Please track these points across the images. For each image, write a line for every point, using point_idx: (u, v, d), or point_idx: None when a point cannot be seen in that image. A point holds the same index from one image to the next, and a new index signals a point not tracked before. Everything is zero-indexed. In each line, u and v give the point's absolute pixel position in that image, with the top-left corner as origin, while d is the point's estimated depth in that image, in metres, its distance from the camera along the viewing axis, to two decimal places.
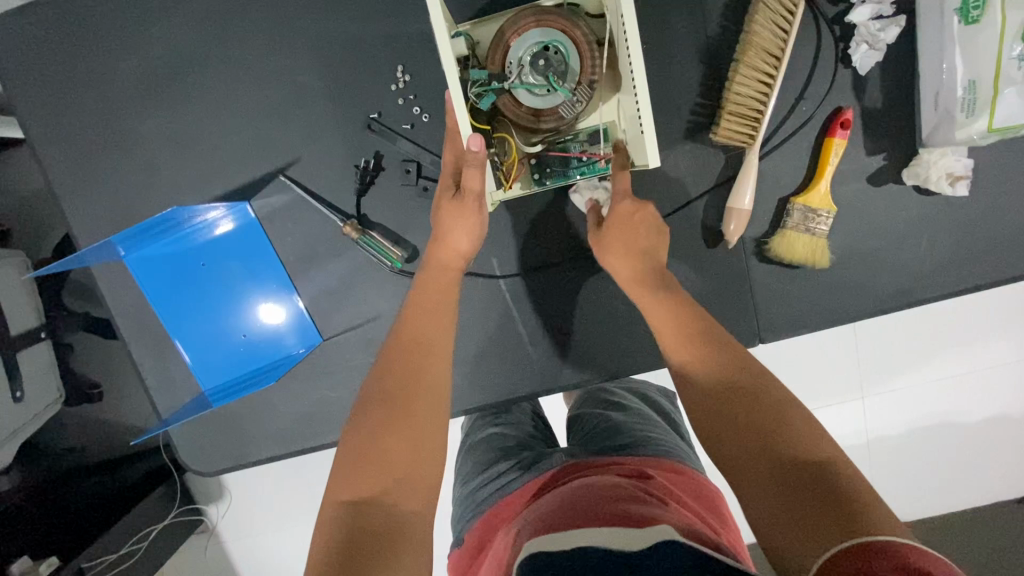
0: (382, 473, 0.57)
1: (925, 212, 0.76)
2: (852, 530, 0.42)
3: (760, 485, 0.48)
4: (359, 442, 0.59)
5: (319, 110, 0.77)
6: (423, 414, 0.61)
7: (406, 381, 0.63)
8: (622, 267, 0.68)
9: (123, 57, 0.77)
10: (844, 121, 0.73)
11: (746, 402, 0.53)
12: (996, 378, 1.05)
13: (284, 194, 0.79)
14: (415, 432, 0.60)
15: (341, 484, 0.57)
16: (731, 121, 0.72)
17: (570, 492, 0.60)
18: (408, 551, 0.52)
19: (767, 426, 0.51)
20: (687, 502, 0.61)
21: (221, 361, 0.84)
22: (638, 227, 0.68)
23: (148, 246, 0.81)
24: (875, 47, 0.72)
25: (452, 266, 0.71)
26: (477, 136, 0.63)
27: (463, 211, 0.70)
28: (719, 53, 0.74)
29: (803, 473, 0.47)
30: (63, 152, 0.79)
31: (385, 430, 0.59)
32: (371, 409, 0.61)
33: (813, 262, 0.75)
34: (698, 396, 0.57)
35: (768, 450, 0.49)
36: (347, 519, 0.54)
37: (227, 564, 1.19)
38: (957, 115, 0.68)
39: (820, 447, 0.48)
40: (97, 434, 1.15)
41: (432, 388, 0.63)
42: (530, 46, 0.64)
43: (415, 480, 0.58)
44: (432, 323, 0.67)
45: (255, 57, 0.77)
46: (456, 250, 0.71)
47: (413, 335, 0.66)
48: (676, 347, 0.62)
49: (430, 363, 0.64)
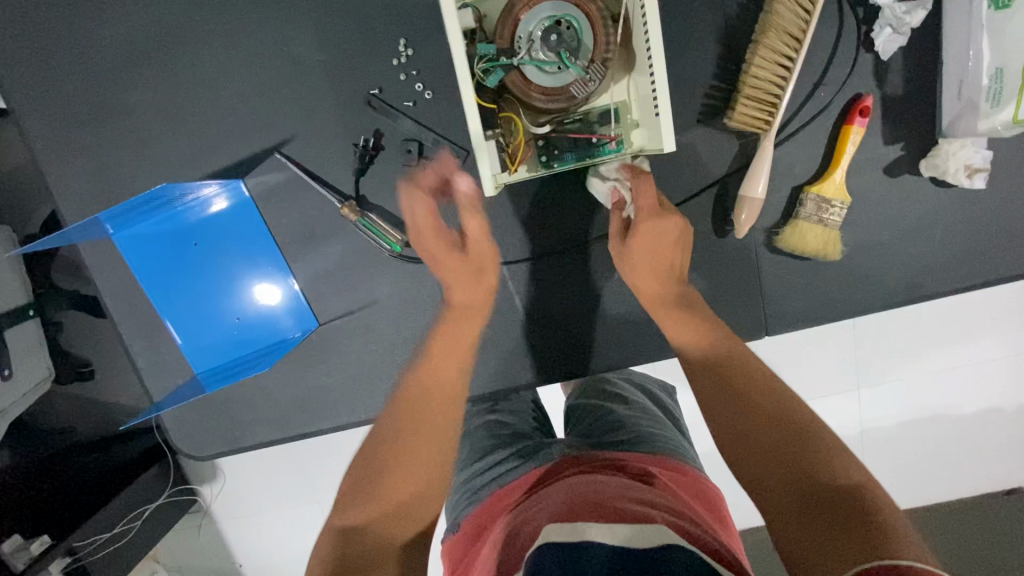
0: (382, 502, 0.60)
1: (941, 203, 0.73)
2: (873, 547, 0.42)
3: (785, 502, 0.49)
4: (362, 476, 0.62)
5: (317, 84, 0.74)
6: (427, 444, 0.64)
7: (414, 416, 0.66)
8: (646, 284, 0.69)
9: (112, 24, 0.74)
10: (864, 108, 0.70)
11: (780, 422, 0.54)
12: (997, 371, 1.04)
13: (279, 172, 0.76)
14: (419, 466, 0.63)
15: (342, 511, 0.60)
16: (748, 105, 0.69)
17: (575, 486, 0.58)
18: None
19: (793, 449, 0.52)
20: (689, 501, 0.59)
21: (215, 344, 0.81)
22: (666, 239, 0.68)
23: (140, 224, 0.78)
24: (899, 31, 0.68)
25: (475, 312, 0.73)
26: (467, 176, 0.74)
27: (478, 276, 0.73)
28: (737, 33, 0.71)
29: (827, 493, 0.48)
30: (48, 123, 0.75)
31: (393, 464, 0.63)
32: (385, 445, 0.64)
33: (825, 253, 0.72)
34: (727, 415, 0.58)
35: (797, 468, 0.50)
36: (340, 543, 0.57)
37: (221, 545, 1.19)
38: (981, 105, 0.67)
39: (846, 468, 0.49)
40: (86, 415, 1.12)
41: (438, 424, 0.66)
42: (542, 20, 0.61)
43: (415, 511, 0.60)
44: (445, 364, 0.70)
45: (251, 26, 0.73)
46: (478, 302, 0.73)
47: (428, 376, 0.69)
48: (697, 370, 0.63)
49: (439, 404, 0.67)
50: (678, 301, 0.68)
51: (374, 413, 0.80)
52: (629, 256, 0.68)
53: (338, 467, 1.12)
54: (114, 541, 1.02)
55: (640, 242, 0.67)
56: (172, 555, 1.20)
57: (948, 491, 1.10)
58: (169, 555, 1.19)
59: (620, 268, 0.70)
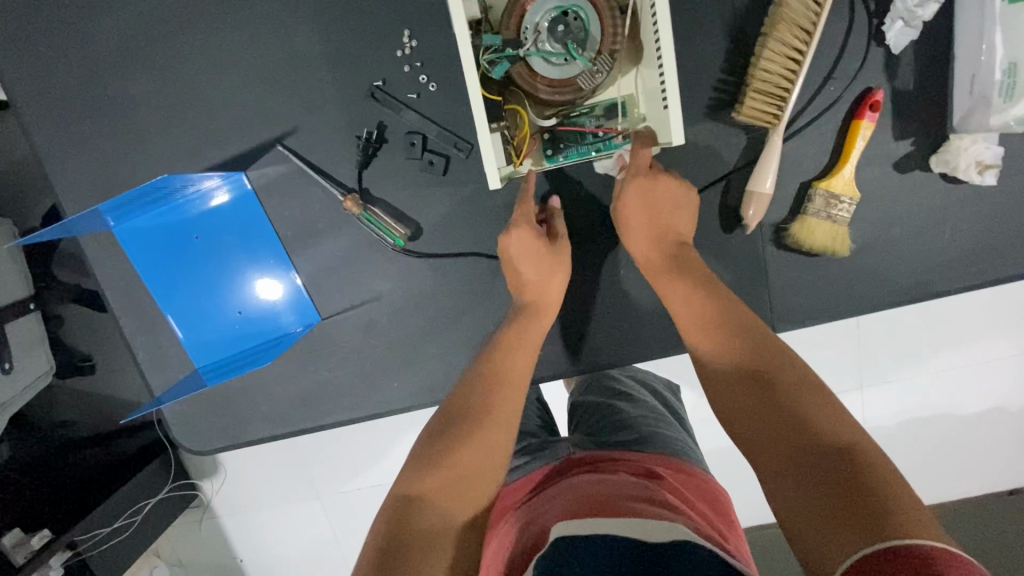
0: (444, 472, 0.56)
1: (951, 200, 0.72)
2: (868, 527, 0.39)
3: (781, 478, 0.46)
4: (424, 448, 0.58)
5: (320, 76, 0.73)
6: (496, 428, 0.60)
7: (479, 394, 0.62)
8: (648, 250, 0.67)
9: (113, 14, 0.73)
10: (874, 103, 0.69)
11: (775, 390, 0.51)
12: (1005, 372, 1.02)
13: (281, 164, 0.75)
14: (486, 451, 0.58)
15: (404, 478, 0.56)
16: (756, 99, 0.68)
17: (584, 484, 0.58)
18: (445, 555, 0.51)
19: (789, 420, 0.48)
20: (698, 505, 0.58)
21: (216, 338, 0.81)
22: (658, 198, 0.66)
23: (142, 217, 0.78)
24: (911, 24, 0.68)
25: (548, 309, 0.69)
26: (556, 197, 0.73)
27: (558, 272, 0.70)
28: (746, 26, 0.70)
29: (824, 463, 0.44)
30: (48, 114, 0.75)
31: (456, 443, 0.58)
32: (449, 420, 0.60)
33: (833, 249, 0.71)
34: (724, 392, 0.55)
35: (792, 440, 0.47)
36: (399, 513, 0.53)
37: (221, 540, 1.19)
38: (993, 99, 0.65)
39: (846, 433, 0.45)
40: (87, 408, 1.12)
41: (508, 407, 0.62)
42: (548, 11, 0.60)
43: (472, 489, 0.56)
44: (521, 366, 0.65)
45: (253, 17, 0.72)
46: (551, 298, 0.70)
47: (496, 357, 0.65)
48: (699, 340, 0.60)
49: (504, 388, 0.63)
50: (675, 263, 0.65)
51: (376, 409, 0.80)
52: (623, 218, 0.68)
53: (338, 464, 1.12)
54: (117, 534, 1.02)
55: (631, 204, 0.66)
56: (172, 550, 1.21)
57: (948, 491, 1.10)
58: (170, 551, 1.20)
59: (621, 235, 0.69)
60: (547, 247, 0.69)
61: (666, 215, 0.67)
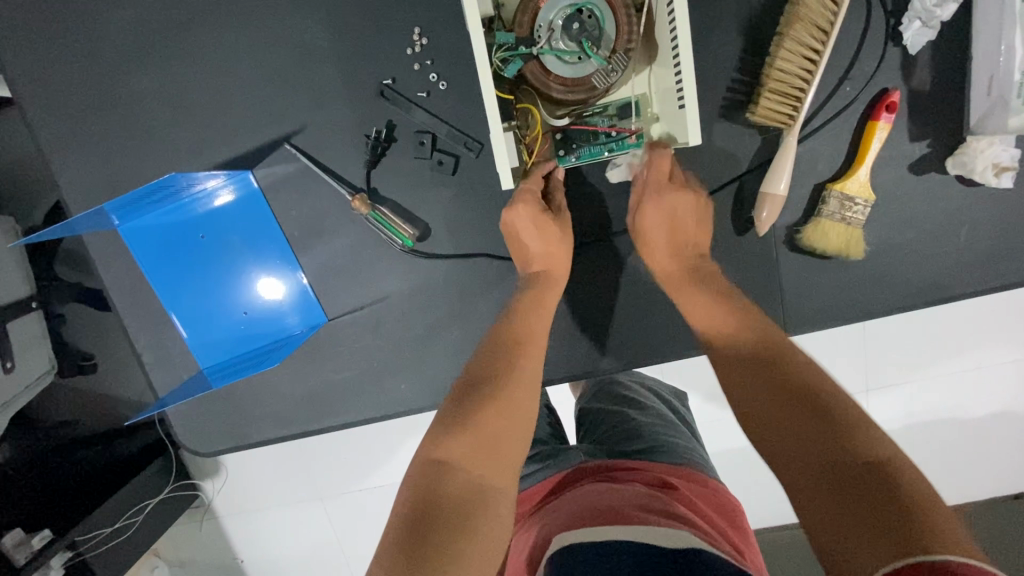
0: (471, 433, 0.52)
1: (966, 203, 0.71)
2: (895, 541, 0.38)
3: (805, 485, 0.44)
4: (448, 411, 0.54)
5: (329, 74, 0.72)
6: (519, 395, 0.57)
7: (500, 358, 0.59)
8: (664, 261, 0.67)
9: (118, 10, 0.72)
10: (890, 104, 0.68)
11: (788, 392, 0.50)
12: (1015, 377, 1.01)
13: (288, 163, 0.75)
14: (514, 413, 0.55)
15: (429, 442, 0.52)
16: (771, 99, 0.67)
17: (597, 493, 0.58)
18: (481, 523, 0.48)
19: (811, 425, 0.46)
20: (714, 518, 0.57)
21: (221, 338, 0.80)
22: (678, 213, 0.66)
23: (147, 216, 0.77)
24: (929, 24, 0.66)
25: (558, 280, 0.68)
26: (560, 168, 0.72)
27: (564, 242, 0.68)
28: (761, 25, 0.69)
29: (847, 470, 0.43)
30: (52, 111, 0.74)
31: (481, 405, 0.54)
32: (470, 384, 0.57)
33: (847, 252, 0.70)
34: (736, 393, 0.54)
35: (810, 445, 0.46)
36: (429, 479, 0.50)
37: (223, 541, 1.18)
38: (1012, 100, 0.65)
39: (872, 441, 0.44)
40: (88, 408, 1.11)
41: (529, 370, 0.60)
42: (563, 8, 0.60)
43: (501, 452, 0.53)
44: (538, 326, 0.64)
45: (261, 14, 0.71)
46: (561, 268, 0.68)
47: (514, 321, 0.63)
48: (714, 337, 0.59)
49: (525, 354, 0.61)
50: (694, 269, 0.65)
51: (382, 411, 0.79)
52: (643, 232, 0.68)
53: (341, 466, 1.11)
54: (119, 534, 1.01)
55: (650, 217, 0.67)
56: (175, 549, 1.20)
57: (954, 495, 1.09)
58: (171, 551, 1.20)
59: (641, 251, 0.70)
60: (552, 219, 0.67)
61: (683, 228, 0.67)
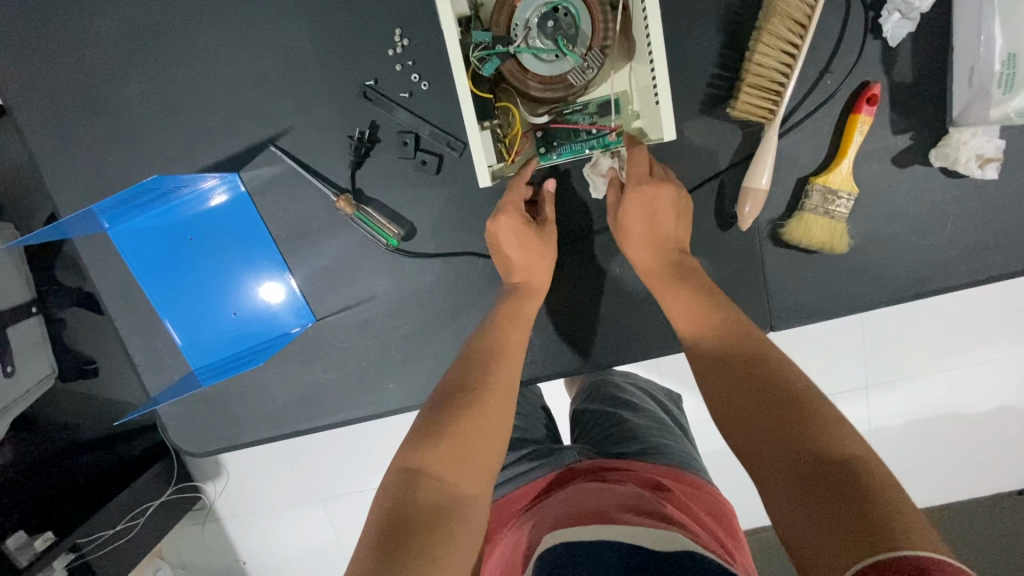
0: (446, 441, 0.53)
1: (951, 194, 0.71)
2: (867, 535, 0.38)
3: (777, 481, 0.45)
4: (426, 420, 0.55)
5: (312, 76, 0.73)
6: (497, 407, 0.57)
7: (479, 363, 0.60)
8: (643, 255, 0.67)
9: (105, 16, 0.72)
10: (872, 96, 0.68)
11: (762, 392, 0.50)
12: (1013, 371, 1.01)
13: (274, 165, 0.75)
14: (489, 424, 0.56)
15: (408, 448, 0.53)
16: (750, 94, 0.67)
17: (585, 493, 0.58)
18: (454, 528, 0.49)
19: (789, 420, 0.46)
20: (703, 519, 0.57)
21: (211, 339, 0.81)
22: (659, 206, 0.66)
23: (136, 219, 0.78)
24: (909, 16, 0.67)
25: (535, 289, 0.69)
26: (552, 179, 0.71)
27: (545, 254, 0.69)
28: (740, 20, 0.70)
29: (820, 469, 0.42)
30: (43, 118, 0.75)
31: (458, 414, 0.55)
32: (452, 392, 0.57)
33: (830, 246, 0.71)
34: (716, 390, 0.54)
35: (782, 444, 0.46)
36: (403, 488, 0.50)
37: (224, 542, 1.19)
38: (993, 91, 0.64)
39: (847, 439, 0.44)
40: (89, 411, 1.12)
41: (509, 375, 0.61)
42: (538, 7, 0.60)
43: (476, 460, 0.54)
44: (518, 340, 0.64)
45: (245, 17, 0.72)
46: (539, 277, 0.69)
47: (498, 334, 0.64)
48: (690, 342, 0.60)
49: (506, 365, 0.61)
50: (675, 271, 0.65)
51: (373, 410, 0.79)
52: (623, 227, 0.67)
53: (338, 467, 1.12)
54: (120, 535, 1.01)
55: (631, 210, 0.66)
56: (176, 551, 1.21)
57: (953, 490, 1.09)
58: (174, 553, 1.21)
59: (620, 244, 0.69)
60: (535, 232, 0.69)
61: (664, 225, 0.66)
